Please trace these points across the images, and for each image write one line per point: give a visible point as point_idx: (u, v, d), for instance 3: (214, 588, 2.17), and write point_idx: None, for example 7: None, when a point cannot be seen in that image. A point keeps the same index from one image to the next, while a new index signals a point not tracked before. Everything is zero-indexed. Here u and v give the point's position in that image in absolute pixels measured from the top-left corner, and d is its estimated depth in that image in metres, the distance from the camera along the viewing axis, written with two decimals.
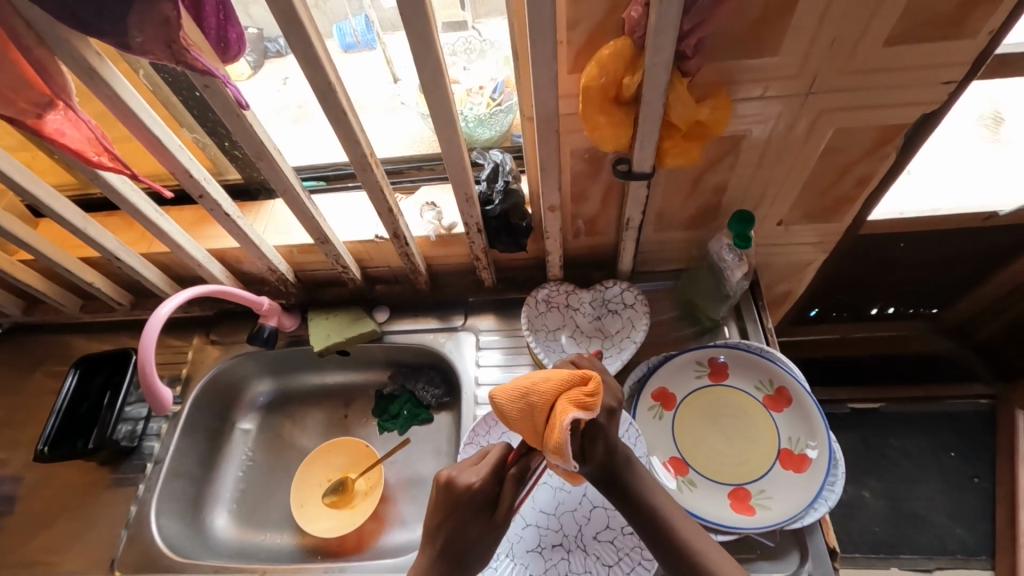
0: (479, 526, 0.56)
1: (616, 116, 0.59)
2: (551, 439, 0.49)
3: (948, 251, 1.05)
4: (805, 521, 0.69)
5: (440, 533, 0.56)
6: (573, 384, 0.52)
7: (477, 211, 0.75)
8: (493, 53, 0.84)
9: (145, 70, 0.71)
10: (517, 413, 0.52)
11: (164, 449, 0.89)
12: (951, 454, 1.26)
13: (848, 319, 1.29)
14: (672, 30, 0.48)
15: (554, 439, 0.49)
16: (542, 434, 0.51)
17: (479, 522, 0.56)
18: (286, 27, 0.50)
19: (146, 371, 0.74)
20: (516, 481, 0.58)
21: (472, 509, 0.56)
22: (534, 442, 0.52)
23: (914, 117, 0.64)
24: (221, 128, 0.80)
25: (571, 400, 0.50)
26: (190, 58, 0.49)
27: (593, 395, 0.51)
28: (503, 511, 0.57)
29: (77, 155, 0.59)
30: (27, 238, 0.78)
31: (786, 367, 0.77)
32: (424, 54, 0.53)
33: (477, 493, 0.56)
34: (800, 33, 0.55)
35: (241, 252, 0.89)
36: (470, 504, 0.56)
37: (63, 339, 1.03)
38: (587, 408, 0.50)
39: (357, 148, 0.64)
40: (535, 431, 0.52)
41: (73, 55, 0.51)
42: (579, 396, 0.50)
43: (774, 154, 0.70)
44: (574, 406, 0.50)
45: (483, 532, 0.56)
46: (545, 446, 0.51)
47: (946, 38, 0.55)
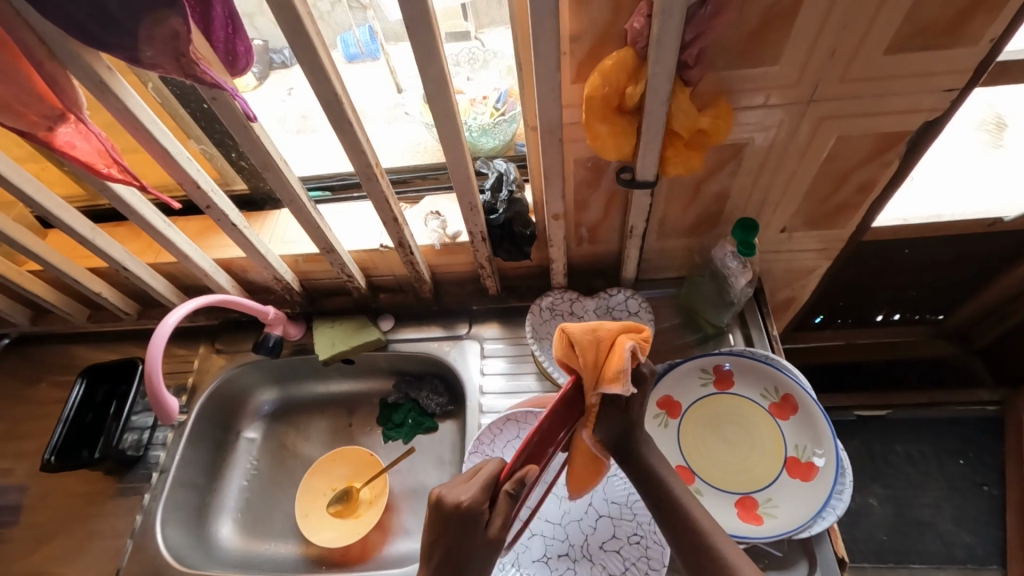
0: (473, 544, 0.51)
1: (618, 125, 0.59)
2: (619, 361, 0.50)
3: (953, 257, 1.04)
4: (813, 531, 0.68)
5: (437, 551, 0.52)
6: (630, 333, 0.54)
7: (481, 220, 0.76)
8: (496, 63, 0.84)
9: (154, 83, 0.72)
10: (582, 342, 0.51)
11: (169, 458, 0.89)
12: (958, 461, 1.25)
13: (853, 326, 1.28)
14: (673, 41, 0.49)
15: (620, 365, 0.50)
16: (603, 367, 0.51)
17: (473, 539, 0.52)
18: (293, 40, 0.51)
19: (153, 380, 0.74)
20: (511, 497, 0.52)
21: (466, 527, 0.51)
22: (590, 376, 0.51)
23: (916, 124, 0.64)
24: (228, 139, 0.80)
25: (632, 337, 0.52)
26: (200, 72, 0.49)
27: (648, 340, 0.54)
28: (496, 531, 0.52)
29: (87, 167, 0.60)
30: (35, 248, 0.78)
31: (792, 374, 0.76)
32: (428, 66, 0.54)
33: (466, 513, 0.51)
34: (800, 42, 0.56)
35: (246, 262, 0.89)
36: (464, 523, 0.51)
37: (70, 348, 1.03)
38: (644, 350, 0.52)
39: (362, 158, 0.65)
40: (595, 364, 0.51)
41: (84, 69, 0.52)
42: (639, 336, 0.53)
43: (776, 161, 0.70)
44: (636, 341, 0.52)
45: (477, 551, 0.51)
46: (608, 374, 0.50)
47: (946, 46, 0.56)
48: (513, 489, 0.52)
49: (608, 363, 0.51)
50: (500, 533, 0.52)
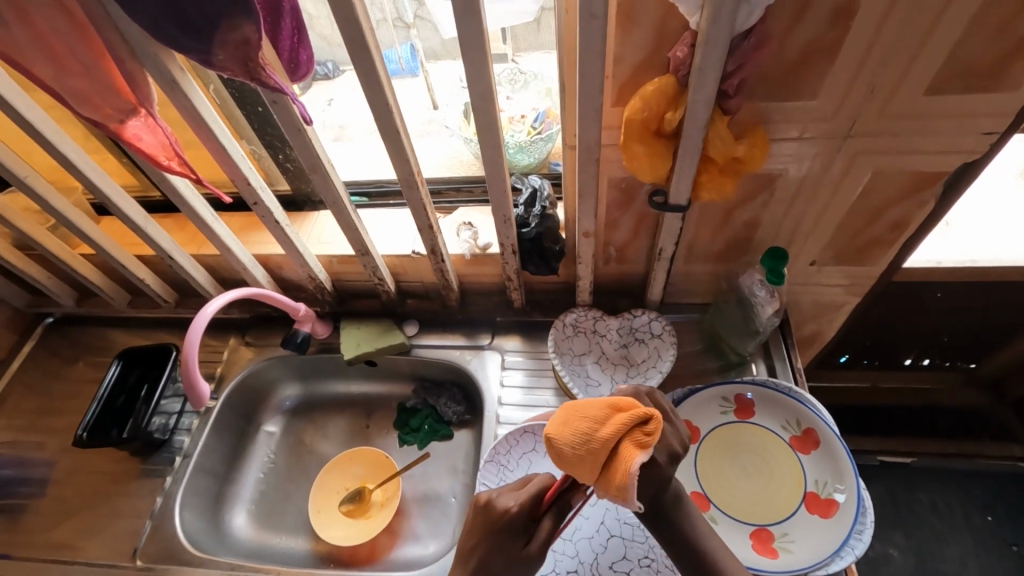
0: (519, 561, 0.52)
1: (655, 148, 0.61)
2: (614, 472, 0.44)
3: (987, 304, 1.03)
4: (830, 569, 0.66)
5: None
6: (633, 423, 0.45)
7: (512, 233, 0.78)
8: (536, 84, 0.87)
9: (215, 85, 0.77)
10: (580, 439, 0.46)
11: (193, 444, 0.92)
12: (987, 517, 1.21)
13: (880, 367, 1.24)
14: (714, 70, 0.50)
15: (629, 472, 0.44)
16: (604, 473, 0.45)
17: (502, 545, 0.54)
18: (353, 51, 0.54)
19: (189, 367, 0.77)
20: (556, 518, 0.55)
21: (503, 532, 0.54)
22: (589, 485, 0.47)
23: (953, 164, 0.65)
24: (277, 141, 0.85)
25: (631, 440, 0.45)
26: (264, 75, 0.53)
27: (654, 433, 0.45)
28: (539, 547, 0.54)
29: (150, 158, 0.64)
30: (89, 231, 0.83)
31: (815, 409, 0.75)
32: (476, 82, 0.57)
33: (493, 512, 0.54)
34: (839, 78, 0.57)
35: (284, 259, 0.93)
36: (514, 526, 0.55)
37: (109, 331, 1.08)
38: (651, 449, 0.45)
39: (406, 166, 0.68)
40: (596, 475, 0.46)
41: (159, 68, 0.56)
42: (638, 436, 0.45)
43: (809, 194, 0.70)
44: (636, 446, 0.44)
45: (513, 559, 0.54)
46: (607, 489, 0.45)
47: (987, 89, 0.56)
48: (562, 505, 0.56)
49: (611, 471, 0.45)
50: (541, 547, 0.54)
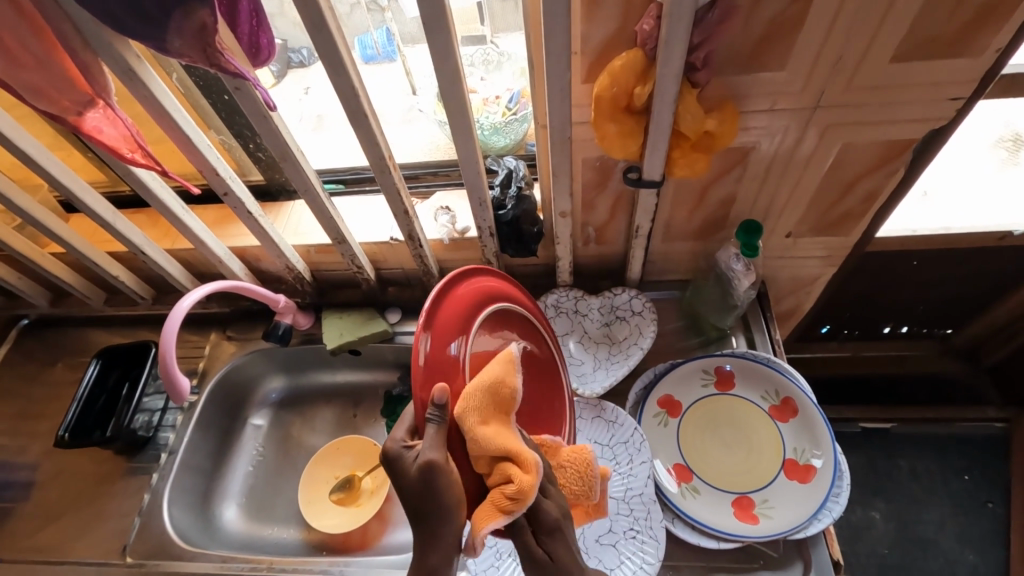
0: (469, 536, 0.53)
1: (626, 125, 0.60)
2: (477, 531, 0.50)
3: (963, 272, 1.05)
4: (809, 532, 0.69)
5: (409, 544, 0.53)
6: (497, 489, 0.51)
7: (489, 215, 0.77)
8: (510, 65, 0.87)
9: (178, 73, 0.75)
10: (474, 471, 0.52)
11: (178, 440, 0.91)
12: (962, 477, 1.25)
13: (860, 338, 1.28)
14: (681, 43, 0.50)
15: (518, 482, 0.50)
16: (500, 488, 0.51)
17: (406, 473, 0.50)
18: (314, 34, 0.53)
19: (167, 362, 0.77)
20: (438, 426, 0.51)
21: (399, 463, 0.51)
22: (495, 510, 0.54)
23: (922, 133, 0.65)
24: (246, 130, 0.83)
25: (492, 507, 0.50)
26: (224, 61, 0.51)
27: (514, 498, 0.50)
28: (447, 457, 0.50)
29: (112, 151, 0.62)
30: (58, 230, 0.81)
31: (795, 379, 0.78)
32: (443, 64, 0.55)
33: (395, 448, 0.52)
34: (807, 49, 0.57)
35: (260, 251, 0.92)
36: (392, 458, 0.52)
37: (87, 331, 1.06)
38: (511, 513, 0.50)
39: (376, 151, 0.67)
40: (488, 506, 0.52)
41: (114, 57, 0.54)
42: (500, 500, 0.50)
43: (781, 168, 0.71)
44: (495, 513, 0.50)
45: (432, 500, 0.50)
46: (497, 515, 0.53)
47: (953, 55, 0.56)
48: (433, 416, 0.51)
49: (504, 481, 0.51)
50: (431, 455, 0.50)
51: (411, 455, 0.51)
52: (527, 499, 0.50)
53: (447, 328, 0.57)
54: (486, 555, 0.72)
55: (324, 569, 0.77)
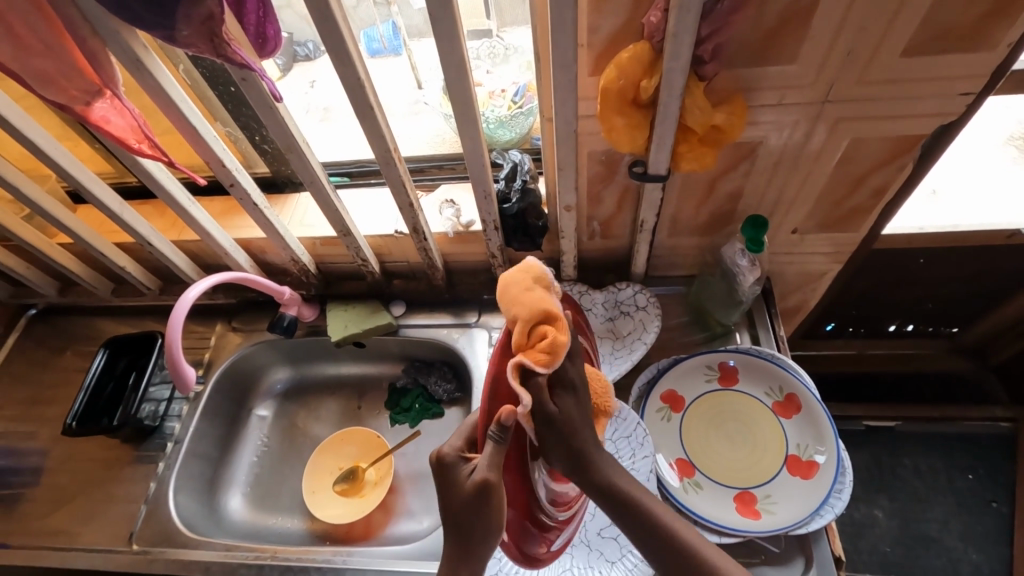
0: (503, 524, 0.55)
1: (633, 118, 0.60)
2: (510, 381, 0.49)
3: (970, 270, 1.04)
4: (811, 527, 0.69)
5: None
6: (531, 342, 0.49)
7: (494, 208, 0.77)
8: (516, 58, 0.86)
9: (185, 65, 0.75)
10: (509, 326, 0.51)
11: (184, 429, 0.92)
12: (968, 477, 1.24)
13: (865, 336, 1.28)
14: (689, 35, 0.50)
15: (553, 336, 0.49)
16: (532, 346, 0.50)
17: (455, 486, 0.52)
18: (321, 25, 0.53)
19: (173, 352, 0.77)
20: (497, 443, 0.50)
21: (450, 474, 0.53)
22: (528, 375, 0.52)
23: (932, 128, 0.65)
24: (253, 122, 0.83)
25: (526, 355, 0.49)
26: (230, 51, 0.51)
27: (550, 349, 0.49)
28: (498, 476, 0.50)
29: (118, 142, 0.62)
30: (66, 220, 0.82)
31: (798, 374, 0.78)
32: (450, 56, 0.55)
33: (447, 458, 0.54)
34: (817, 42, 0.56)
35: (265, 242, 0.92)
36: (448, 464, 0.54)
37: (94, 321, 1.07)
38: (546, 360, 0.48)
39: (381, 142, 0.66)
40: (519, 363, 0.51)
41: (122, 47, 0.55)
42: (534, 351, 0.49)
43: (788, 163, 0.71)
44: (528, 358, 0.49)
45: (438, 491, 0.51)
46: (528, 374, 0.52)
47: (965, 49, 0.56)
48: (495, 434, 0.50)
49: (539, 339, 0.49)
50: (485, 474, 0.50)
51: (466, 468, 0.53)
52: (561, 354, 0.49)
53: None
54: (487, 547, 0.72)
55: (327, 559, 0.78)
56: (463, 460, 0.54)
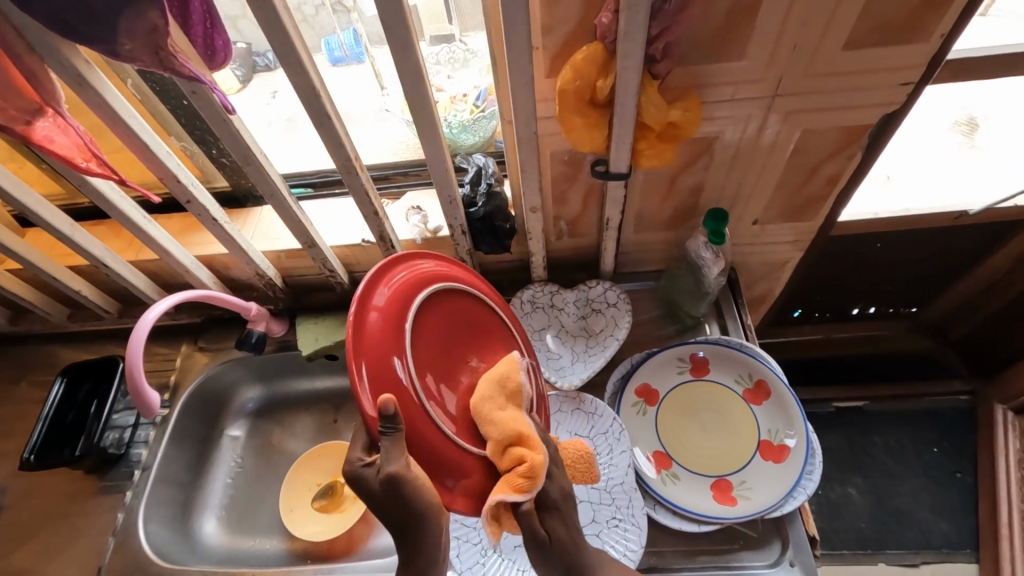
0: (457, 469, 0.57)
1: (591, 118, 0.61)
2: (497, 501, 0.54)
3: (924, 251, 1.09)
4: (785, 510, 0.71)
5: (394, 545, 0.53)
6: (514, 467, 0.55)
7: (461, 213, 0.77)
8: (476, 62, 0.87)
9: (133, 79, 0.73)
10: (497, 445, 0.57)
11: (151, 456, 0.89)
12: (933, 450, 1.29)
13: (832, 320, 1.32)
14: (640, 35, 0.50)
15: (530, 460, 0.55)
16: (512, 470, 0.55)
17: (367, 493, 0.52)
18: (272, 36, 0.52)
19: (134, 374, 0.75)
20: (390, 437, 0.51)
21: (359, 483, 0.53)
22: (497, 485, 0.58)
23: (877, 117, 0.67)
24: (208, 136, 0.81)
25: (508, 482, 0.55)
26: (178, 64, 0.50)
27: (529, 477, 0.54)
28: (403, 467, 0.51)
29: (65, 161, 0.60)
30: (13, 245, 0.78)
31: (767, 361, 0.80)
32: (406, 63, 0.55)
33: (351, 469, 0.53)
34: (764, 38, 0.58)
35: (229, 258, 0.90)
36: (352, 476, 0.53)
37: (50, 349, 1.03)
38: (525, 491, 0.54)
39: (342, 152, 0.66)
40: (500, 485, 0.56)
41: (62, 62, 0.53)
42: (516, 478, 0.54)
43: (744, 157, 0.73)
44: (510, 487, 0.54)
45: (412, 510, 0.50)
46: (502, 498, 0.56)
47: (900, 41, 0.58)
48: (388, 428, 0.51)
49: (516, 464, 0.55)
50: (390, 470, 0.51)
51: (372, 472, 0.52)
52: (539, 478, 0.55)
53: (382, 319, 0.56)
54: (469, 554, 0.71)
55: None
56: (366, 466, 0.53)
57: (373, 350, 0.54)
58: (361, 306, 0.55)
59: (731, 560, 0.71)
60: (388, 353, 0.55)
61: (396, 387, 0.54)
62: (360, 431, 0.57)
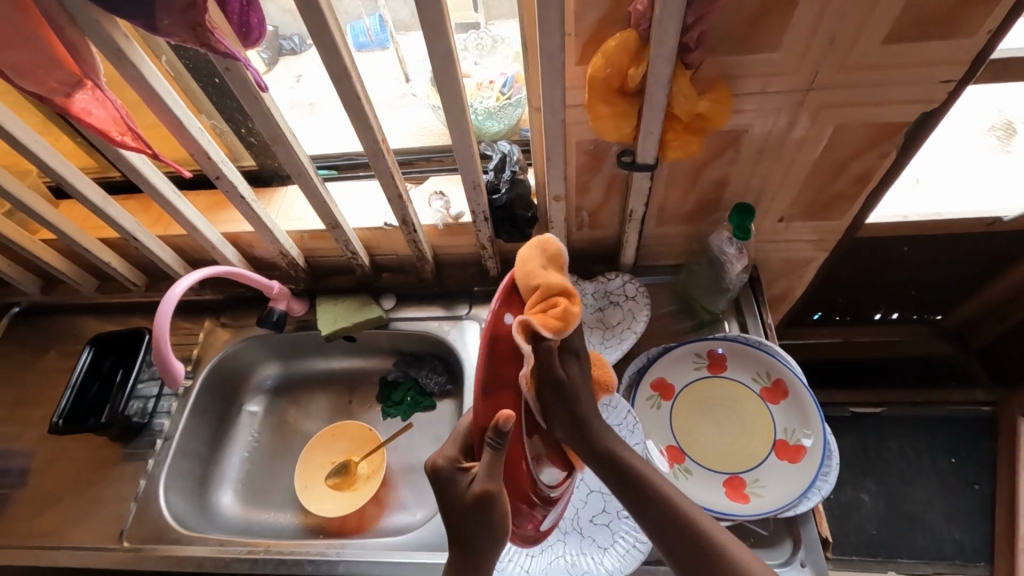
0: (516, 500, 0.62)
1: (620, 106, 0.60)
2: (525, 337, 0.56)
3: (953, 256, 1.06)
4: (798, 510, 0.70)
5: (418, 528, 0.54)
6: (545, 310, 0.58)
7: (483, 199, 0.77)
8: (503, 49, 0.86)
9: (168, 56, 0.74)
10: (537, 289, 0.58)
11: (173, 426, 0.91)
12: (951, 459, 1.26)
13: (851, 324, 1.30)
14: (674, 22, 0.50)
15: (565, 306, 0.58)
16: (545, 314, 0.58)
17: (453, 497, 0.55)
18: (306, 14, 0.52)
19: (161, 347, 0.76)
20: (492, 451, 0.52)
21: (448, 485, 0.56)
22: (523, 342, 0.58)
23: (914, 115, 0.66)
24: (238, 115, 0.82)
25: (538, 319, 0.57)
26: (213, 41, 0.51)
27: (562, 320, 0.57)
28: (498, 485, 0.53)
29: (102, 134, 0.61)
30: (48, 216, 0.80)
31: (785, 360, 0.79)
32: (436, 46, 0.55)
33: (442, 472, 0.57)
34: (801, 30, 0.57)
35: (254, 237, 0.91)
36: (446, 476, 0.57)
37: (78, 320, 1.06)
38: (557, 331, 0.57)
39: (369, 133, 0.66)
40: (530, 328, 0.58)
41: (102, 36, 0.54)
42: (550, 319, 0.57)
43: (773, 152, 0.71)
44: (541, 323, 0.57)
45: None
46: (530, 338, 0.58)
47: (944, 37, 0.57)
48: (492, 442, 0.52)
49: (551, 307, 0.58)
50: (484, 484, 0.53)
51: (466, 479, 0.55)
52: (571, 323, 0.58)
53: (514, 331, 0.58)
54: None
55: (321, 552, 0.78)
56: (462, 470, 0.56)
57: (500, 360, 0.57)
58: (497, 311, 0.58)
59: None
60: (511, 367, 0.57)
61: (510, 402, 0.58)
62: (458, 431, 0.61)
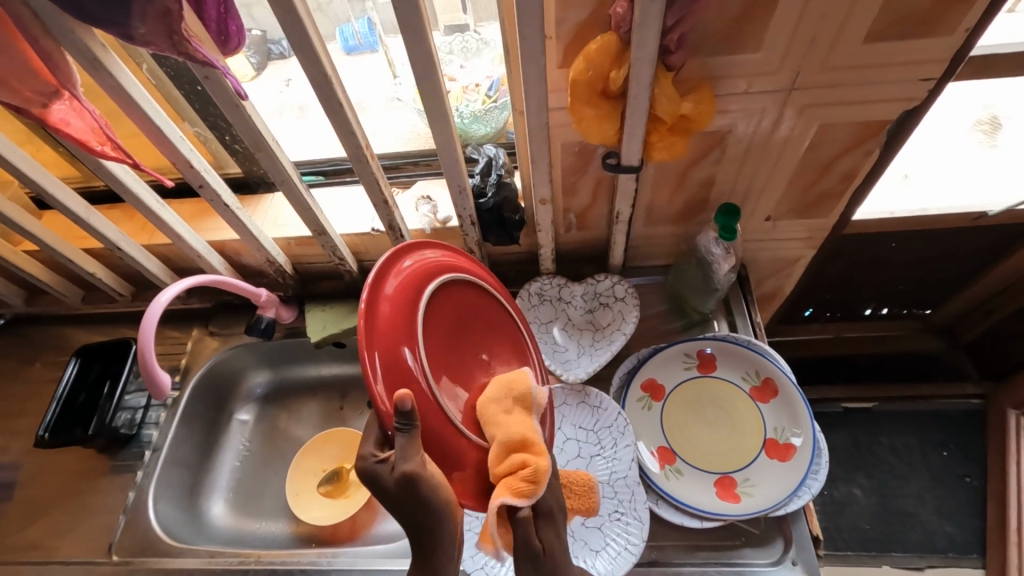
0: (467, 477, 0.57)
1: (603, 109, 0.60)
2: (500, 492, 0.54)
3: (940, 252, 1.07)
4: (788, 508, 0.70)
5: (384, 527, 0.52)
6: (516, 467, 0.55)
7: (470, 203, 0.77)
8: (489, 51, 0.86)
9: (148, 64, 0.74)
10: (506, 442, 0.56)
11: (161, 437, 0.90)
12: (942, 453, 1.27)
13: (842, 319, 1.31)
14: (654, 25, 0.50)
15: (534, 464, 0.55)
16: (513, 475, 0.55)
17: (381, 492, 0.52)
18: (284, 21, 0.51)
19: (146, 358, 0.76)
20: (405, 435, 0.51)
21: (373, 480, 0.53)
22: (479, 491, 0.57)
23: (896, 113, 0.66)
24: (221, 122, 0.81)
25: (508, 485, 0.54)
26: (191, 49, 0.50)
27: (532, 481, 0.54)
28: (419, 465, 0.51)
29: (80, 144, 0.61)
30: (30, 226, 0.79)
31: (775, 359, 0.79)
32: (416, 51, 0.55)
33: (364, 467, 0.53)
34: (781, 31, 0.57)
35: (240, 244, 0.91)
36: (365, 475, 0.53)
37: (65, 330, 1.05)
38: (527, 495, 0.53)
39: (352, 139, 0.65)
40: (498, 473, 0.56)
41: (78, 45, 0.53)
42: (517, 482, 0.54)
43: (757, 152, 0.72)
44: (510, 490, 0.53)
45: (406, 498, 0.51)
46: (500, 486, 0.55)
47: (923, 35, 0.57)
48: (403, 425, 0.51)
49: (518, 468, 0.55)
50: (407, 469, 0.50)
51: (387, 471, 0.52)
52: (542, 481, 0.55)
53: (393, 309, 0.57)
54: (471, 544, 0.72)
55: (313, 560, 0.77)
56: (381, 462, 0.53)
57: (385, 339, 0.55)
58: (372, 294, 0.56)
59: (732, 557, 0.71)
60: (399, 342, 0.55)
61: (411, 381, 0.55)
62: (373, 425, 0.57)
